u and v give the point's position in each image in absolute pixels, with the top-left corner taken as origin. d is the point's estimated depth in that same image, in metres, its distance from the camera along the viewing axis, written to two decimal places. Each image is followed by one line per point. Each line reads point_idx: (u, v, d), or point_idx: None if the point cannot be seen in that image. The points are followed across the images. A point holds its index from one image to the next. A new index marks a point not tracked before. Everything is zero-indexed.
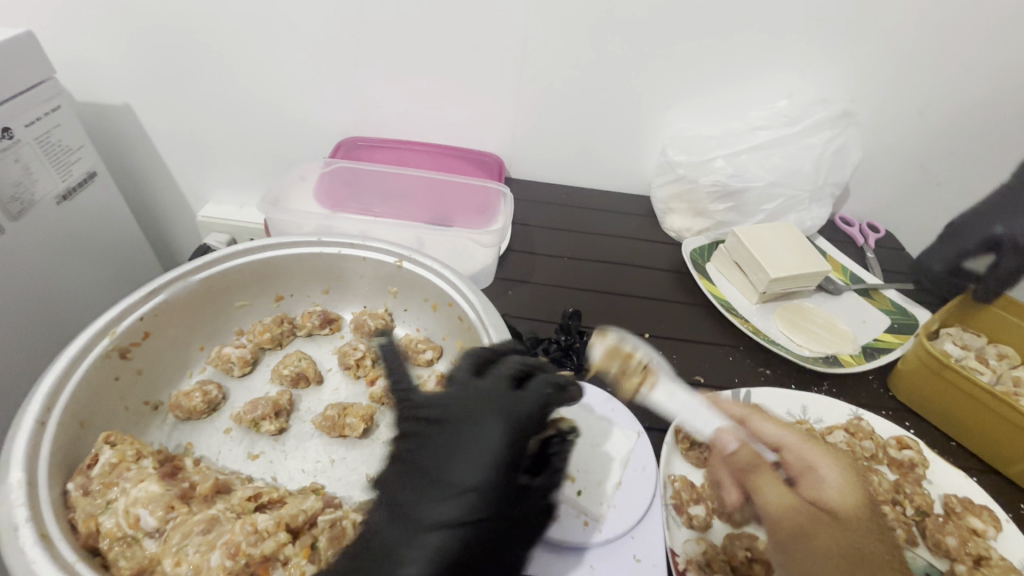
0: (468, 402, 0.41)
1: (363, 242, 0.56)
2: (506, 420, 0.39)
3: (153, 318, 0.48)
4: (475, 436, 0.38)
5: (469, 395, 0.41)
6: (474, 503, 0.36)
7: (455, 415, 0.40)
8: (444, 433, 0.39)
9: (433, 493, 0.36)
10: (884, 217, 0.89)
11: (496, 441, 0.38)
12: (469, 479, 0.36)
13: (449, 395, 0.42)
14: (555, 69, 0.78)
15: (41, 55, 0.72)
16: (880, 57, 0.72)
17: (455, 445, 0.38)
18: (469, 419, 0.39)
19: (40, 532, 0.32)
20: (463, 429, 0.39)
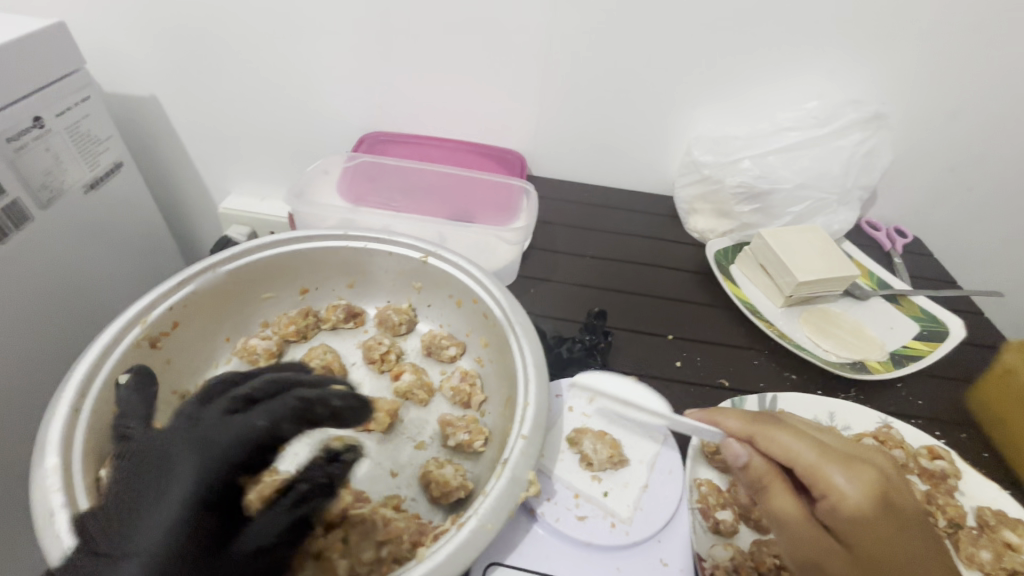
0: (184, 434, 0.36)
1: (389, 237, 0.56)
2: (204, 450, 0.35)
3: (182, 309, 0.48)
4: (169, 473, 0.34)
5: (194, 426, 0.37)
6: (179, 538, 0.32)
7: (167, 453, 0.35)
8: (147, 475, 0.34)
9: (116, 539, 0.32)
10: (912, 222, 0.88)
11: (193, 471, 0.34)
12: (159, 524, 0.32)
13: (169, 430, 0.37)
14: (580, 66, 0.77)
15: (71, 46, 0.73)
16: (914, 59, 0.71)
17: (154, 492, 0.34)
18: (171, 452, 0.35)
19: (77, 517, 0.33)
20: (167, 467, 0.35)
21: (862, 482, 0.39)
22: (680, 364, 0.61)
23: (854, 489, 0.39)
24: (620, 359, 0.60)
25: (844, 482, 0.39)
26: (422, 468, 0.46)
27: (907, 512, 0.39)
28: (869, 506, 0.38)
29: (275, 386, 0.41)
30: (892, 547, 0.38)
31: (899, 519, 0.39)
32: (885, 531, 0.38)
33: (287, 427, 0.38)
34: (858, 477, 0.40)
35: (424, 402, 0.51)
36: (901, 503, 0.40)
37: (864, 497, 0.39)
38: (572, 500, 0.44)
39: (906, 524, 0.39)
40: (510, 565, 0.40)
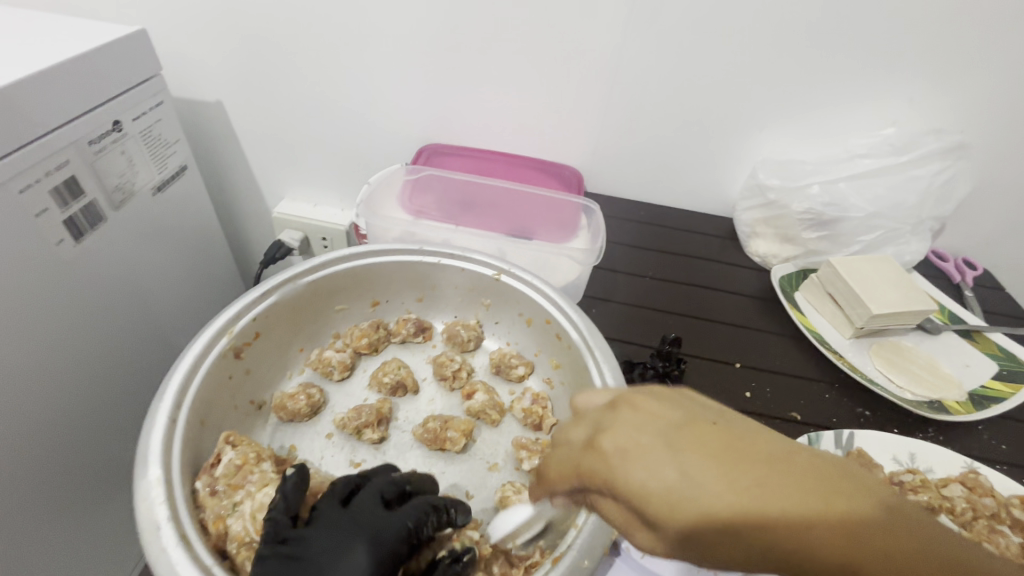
0: (337, 527, 0.35)
1: (463, 253, 0.56)
2: (375, 543, 0.34)
3: (264, 319, 0.48)
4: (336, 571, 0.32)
5: (333, 527, 0.35)
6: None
7: (322, 554, 0.33)
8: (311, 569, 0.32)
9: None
10: (982, 254, 0.85)
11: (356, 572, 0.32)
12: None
13: (315, 528, 0.35)
14: (648, 85, 0.76)
15: (150, 53, 0.74)
16: (999, 88, 0.68)
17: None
18: (337, 538, 0.34)
19: (181, 532, 0.32)
20: (332, 562, 0.33)
21: (648, 465, 0.27)
22: (749, 395, 0.60)
23: (636, 485, 0.27)
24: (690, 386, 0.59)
25: (626, 474, 0.27)
26: (497, 492, 0.45)
27: (743, 465, 0.26)
28: (663, 498, 0.26)
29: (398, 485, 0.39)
30: (720, 532, 0.25)
31: (674, 491, 0.26)
32: (699, 519, 0.25)
33: (431, 525, 0.37)
34: (658, 462, 0.27)
35: (496, 422, 0.51)
36: (727, 460, 0.26)
37: (670, 495, 0.26)
38: None
39: (706, 496, 0.25)
40: None
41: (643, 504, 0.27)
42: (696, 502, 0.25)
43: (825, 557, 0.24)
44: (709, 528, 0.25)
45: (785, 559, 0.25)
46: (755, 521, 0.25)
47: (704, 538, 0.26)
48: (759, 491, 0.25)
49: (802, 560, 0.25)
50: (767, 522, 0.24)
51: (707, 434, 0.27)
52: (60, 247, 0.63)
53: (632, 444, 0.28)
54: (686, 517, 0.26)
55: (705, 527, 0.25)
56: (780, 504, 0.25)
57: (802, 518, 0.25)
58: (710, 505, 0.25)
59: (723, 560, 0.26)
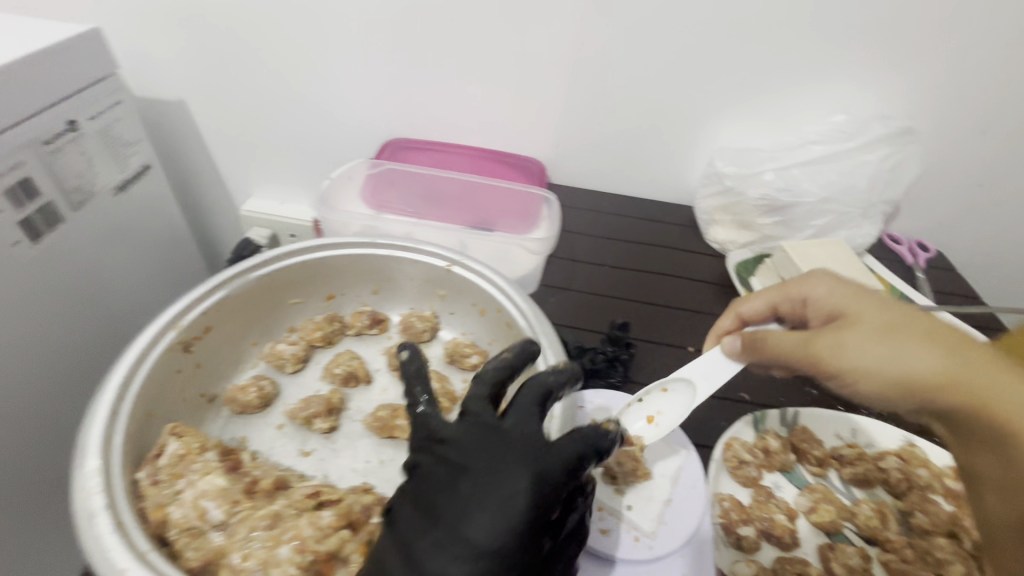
0: (501, 443, 0.36)
1: (414, 245, 0.57)
2: (530, 471, 0.35)
3: (214, 313, 0.49)
4: (493, 486, 0.34)
5: (500, 443, 0.36)
6: (488, 558, 0.32)
7: (477, 462, 0.35)
8: (465, 482, 0.35)
9: (428, 546, 0.33)
10: (934, 236, 0.87)
11: (523, 495, 0.34)
12: (485, 522, 0.33)
13: (471, 436, 0.37)
14: (605, 77, 0.77)
15: (106, 52, 0.74)
16: (942, 73, 0.70)
17: (473, 498, 0.34)
18: (495, 459, 0.35)
19: (117, 520, 0.33)
20: (485, 479, 0.34)
21: (855, 291, 0.45)
22: None
23: (846, 295, 0.44)
24: (641, 370, 0.60)
25: (833, 292, 0.45)
26: None
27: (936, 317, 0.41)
28: (868, 308, 0.42)
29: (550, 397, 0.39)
30: (888, 325, 0.40)
31: (907, 314, 0.41)
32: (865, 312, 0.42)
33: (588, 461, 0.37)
34: (862, 294, 0.44)
35: (447, 410, 0.52)
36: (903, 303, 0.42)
37: (880, 306, 0.42)
38: (594, 513, 0.44)
39: (874, 302, 0.43)
40: None
41: (841, 308, 0.44)
42: (900, 314, 0.41)
43: (983, 378, 0.35)
44: (917, 327, 0.40)
45: (967, 377, 0.36)
46: (943, 337, 0.38)
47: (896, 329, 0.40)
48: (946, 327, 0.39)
49: (976, 384, 0.35)
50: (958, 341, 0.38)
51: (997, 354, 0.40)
52: (16, 249, 0.63)
53: (820, 280, 0.47)
54: (865, 311, 0.42)
55: (906, 325, 0.40)
56: (984, 354, 0.37)
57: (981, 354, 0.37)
58: (938, 323, 0.40)
59: (911, 349, 0.38)
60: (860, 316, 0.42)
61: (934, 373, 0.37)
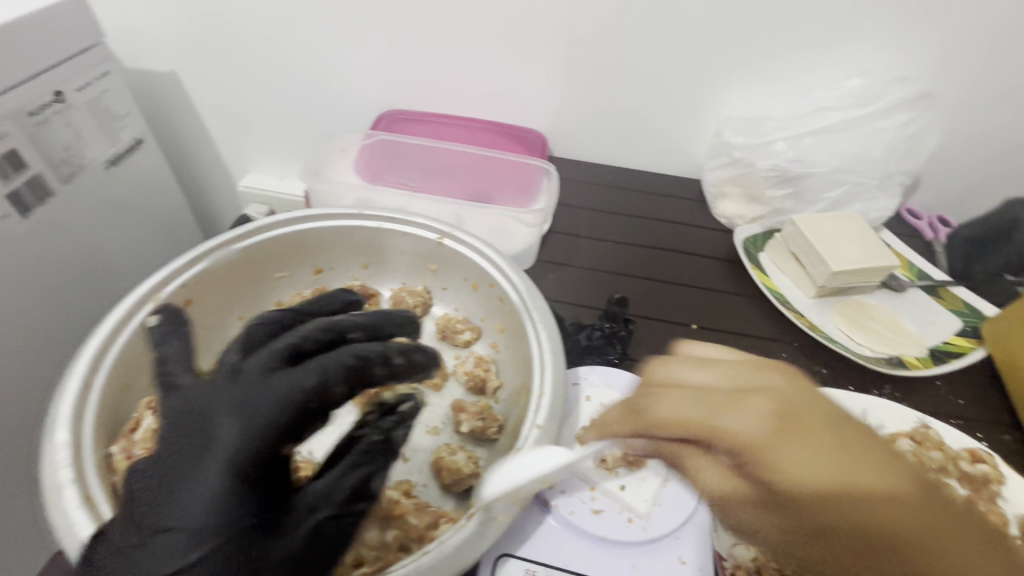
0: (244, 389, 0.34)
1: (404, 217, 0.54)
2: (248, 414, 0.33)
3: (195, 286, 0.48)
4: (203, 439, 0.32)
5: (224, 387, 0.34)
6: (206, 507, 0.30)
7: (201, 406, 0.33)
8: (193, 430, 0.33)
9: (152, 515, 0.30)
10: (957, 210, 0.83)
11: (230, 443, 0.32)
12: (220, 471, 0.31)
13: (213, 384, 0.35)
14: (607, 41, 0.73)
15: (91, 20, 0.72)
16: (969, 32, 0.65)
17: (194, 447, 0.32)
18: (229, 404, 0.33)
19: (85, 494, 0.32)
20: (195, 428, 0.32)
21: (766, 434, 0.31)
22: None
23: (756, 432, 0.31)
24: (640, 348, 0.58)
25: (787, 453, 0.30)
26: (433, 455, 0.45)
27: (835, 455, 0.31)
28: (819, 473, 0.30)
29: (364, 360, 0.36)
30: (814, 499, 0.30)
31: (846, 491, 0.30)
32: (808, 493, 0.30)
33: (338, 388, 0.35)
34: (824, 448, 0.31)
35: (437, 386, 0.50)
36: (852, 455, 0.31)
37: (821, 479, 0.30)
38: (588, 493, 0.42)
39: (747, 447, 0.31)
40: (517, 555, 0.39)
41: (766, 451, 0.31)
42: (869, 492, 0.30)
43: None
44: (841, 498, 0.30)
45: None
46: (883, 529, 0.29)
47: (815, 502, 0.30)
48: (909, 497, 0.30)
49: None
50: (882, 523, 0.29)
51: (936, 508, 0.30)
52: (4, 222, 0.62)
53: (788, 395, 0.33)
54: (805, 492, 0.30)
55: (838, 499, 0.30)
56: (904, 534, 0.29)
57: (950, 553, 0.29)
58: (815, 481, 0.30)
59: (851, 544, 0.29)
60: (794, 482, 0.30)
61: None
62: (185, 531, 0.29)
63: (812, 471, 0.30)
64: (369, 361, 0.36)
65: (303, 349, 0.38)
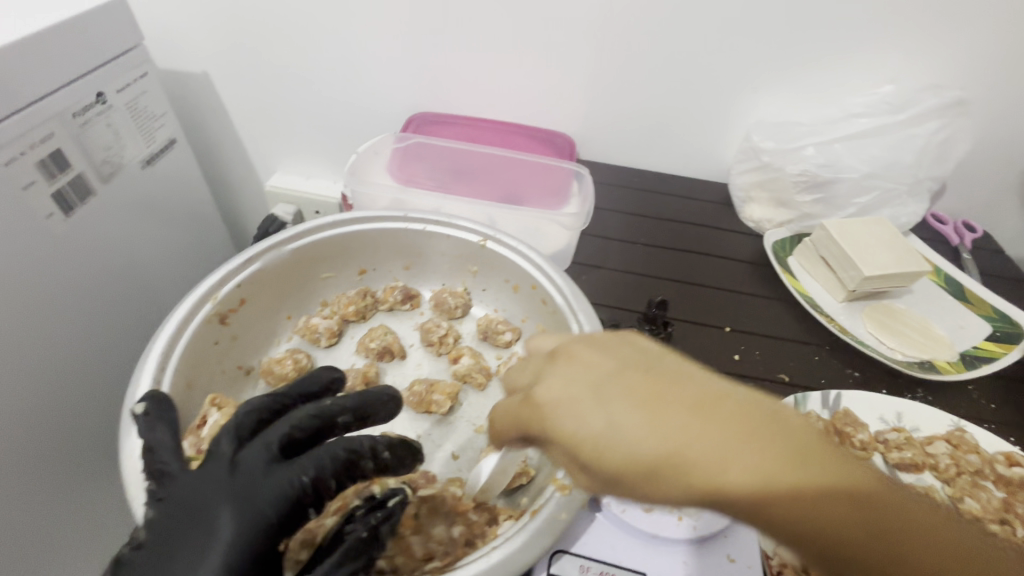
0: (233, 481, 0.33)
1: (448, 220, 0.55)
2: (240, 506, 0.32)
3: (249, 286, 0.49)
4: (198, 532, 0.31)
5: (213, 477, 0.33)
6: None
7: (191, 500, 0.33)
8: (182, 527, 0.32)
9: None
10: (982, 215, 0.83)
11: (224, 540, 0.31)
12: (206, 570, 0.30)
13: (200, 476, 0.33)
14: (639, 46, 0.74)
15: (131, 22, 0.73)
16: (1000, 40, 0.66)
17: (184, 546, 0.31)
18: (219, 497, 0.32)
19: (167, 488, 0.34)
20: (186, 523, 0.32)
21: (624, 412, 0.27)
22: (738, 358, 0.60)
23: (594, 423, 0.27)
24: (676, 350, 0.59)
25: (581, 423, 0.28)
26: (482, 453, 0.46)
27: (713, 425, 0.26)
28: (651, 440, 0.26)
29: (356, 454, 0.34)
30: (663, 467, 0.26)
31: (710, 445, 0.25)
32: (622, 463, 0.27)
33: (331, 479, 0.33)
34: (630, 407, 0.27)
35: (482, 386, 0.51)
36: (685, 414, 0.26)
37: (658, 446, 0.26)
38: None
39: (591, 420, 0.27)
40: (571, 553, 0.40)
41: (569, 432, 0.28)
42: (670, 458, 0.26)
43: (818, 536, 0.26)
44: (644, 467, 0.26)
45: (812, 537, 0.25)
46: (764, 489, 0.25)
47: (637, 474, 0.27)
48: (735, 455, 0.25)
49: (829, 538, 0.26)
50: (758, 482, 0.25)
51: (793, 426, 0.27)
52: (50, 221, 0.63)
53: (592, 376, 0.29)
54: (624, 471, 0.27)
55: (644, 467, 0.26)
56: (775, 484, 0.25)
57: (827, 492, 0.26)
58: (640, 447, 0.26)
59: (730, 509, 0.26)
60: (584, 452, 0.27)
61: (799, 540, 0.26)
62: None
63: (658, 432, 0.26)
64: (361, 450, 0.35)
65: (297, 437, 0.35)
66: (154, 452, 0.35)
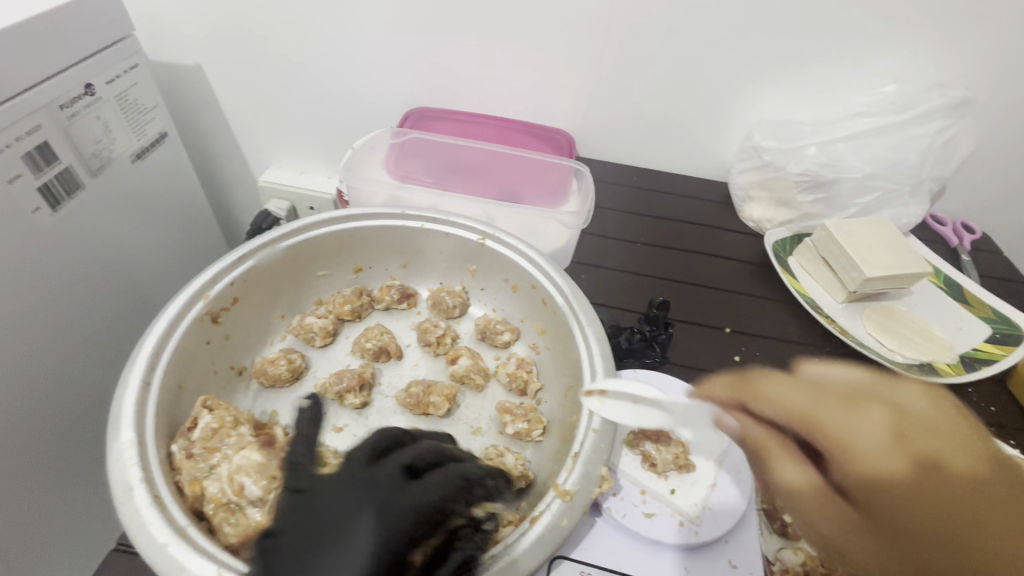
0: (365, 489, 0.32)
1: (446, 217, 0.54)
2: (383, 512, 0.30)
3: (242, 284, 0.48)
4: (342, 535, 0.30)
5: (347, 488, 0.32)
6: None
7: (327, 510, 0.31)
8: (317, 536, 0.30)
9: None
10: (981, 217, 0.83)
11: (366, 544, 0.29)
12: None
13: (333, 488, 0.32)
14: (641, 42, 0.73)
15: (122, 12, 0.71)
16: (1004, 41, 0.66)
17: (323, 553, 0.29)
18: (355, 504, 0.31)
19: (154, 493, 0.32)
20: (329, 531, 0.30)
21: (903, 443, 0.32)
22: (739, 359, 0.59)
23: (829, 414, 0.34)
24: (676, 351, 0.59)
25: (832, 411, 0.34)
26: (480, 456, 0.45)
27: (915, 437, 0.32)
28: (877, 437, 0.32)
29: (468, 481, 0.36)
30: (896, 458, 0.31)
31: (930, 450, 0.31)
32: (855, 450, 0.33)
33: (455, 503, 0.34)
34: (863, 411, 0.34)
35: (480, 387, 0.50)
36: (915, 431, 0.32)
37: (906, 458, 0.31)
38: (638, 496, 0.43)
39: (882, 441, 0.32)
40: (569, 558, 0.40)
41: (806, 415, 0.35)
42: (879, 451, 0.32)
43: None
44: (879, 457, 0.32)
45: None
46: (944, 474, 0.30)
47: (868, 464, 0.32)
48: (989, 478, 0.30)
49: None
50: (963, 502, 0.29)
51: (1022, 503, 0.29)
52: (37, 215, 0.62)
53: (845, 390, 0.36)
54: (855, 457, 0.32)
55: (875, 457, 0.32)
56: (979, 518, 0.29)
57: None
58: (872, 435, 0.32)
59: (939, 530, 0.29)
60: (825, 436, 0.34)
61: None
62: None
63: (889, 432, 0.32)
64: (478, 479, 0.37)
65: (420, 465, 0.36)
66: (295, 440, 0.37)
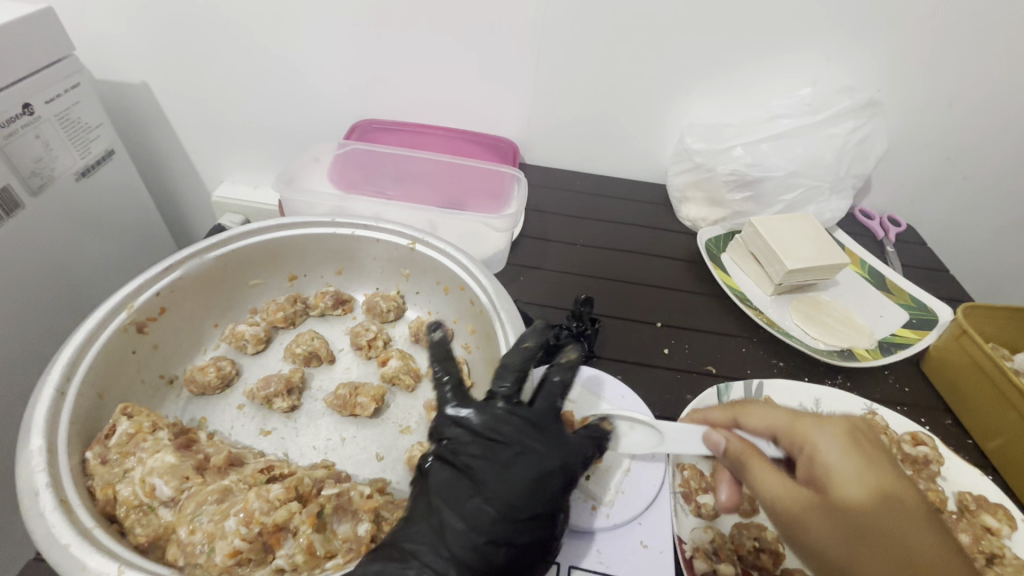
0: (530, 419, 0.42)
1: (376, 224, 0.56)
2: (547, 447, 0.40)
3: (169, 294, 0.49)
4: (512, 458, 0.39)
5: (511, 415, 0.41)
6: (508, 527, 0.36)
7: (500, 433, 0.40)
8: (489, 449, 0.39)
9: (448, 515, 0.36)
10: (905, 210, 0.88)
11: (535, 469, 0.39)
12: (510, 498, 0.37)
13: (495, 413, 0.41)
14: (574, 52, 0.76)
15: (61, 32, 0.72)
16: (910, 43, 0.70)
17: (495, 466, 0.39)
18: (524, 436, 0.40)
19: (60, 497, 0.33)
20: (503, 447, 0.40)
21: (851, 455, 0.39)
22: (668, 352, 0.62)
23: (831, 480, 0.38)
24: (608, 346, 0.61)
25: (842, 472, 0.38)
26: (406, 453, 0.46)
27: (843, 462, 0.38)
28: (853, 478, 0.38)
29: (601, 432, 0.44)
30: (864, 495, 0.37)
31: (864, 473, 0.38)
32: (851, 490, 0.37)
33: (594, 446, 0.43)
34: (865, 466, 0.38)
35: (410, 387, 0.51)
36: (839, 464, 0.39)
37: (865, 489, 0.37)
38: None
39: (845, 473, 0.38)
40: None
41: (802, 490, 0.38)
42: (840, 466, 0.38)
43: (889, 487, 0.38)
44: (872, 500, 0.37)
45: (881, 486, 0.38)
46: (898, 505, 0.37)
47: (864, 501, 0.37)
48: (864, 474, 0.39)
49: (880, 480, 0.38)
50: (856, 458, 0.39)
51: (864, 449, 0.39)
52: None
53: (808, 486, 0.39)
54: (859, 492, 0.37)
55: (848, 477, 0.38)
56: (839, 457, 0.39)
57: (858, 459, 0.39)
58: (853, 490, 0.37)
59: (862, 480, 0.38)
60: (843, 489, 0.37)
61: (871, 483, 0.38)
62: (473, 541, 0.35)
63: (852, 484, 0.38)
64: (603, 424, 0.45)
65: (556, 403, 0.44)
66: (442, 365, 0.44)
